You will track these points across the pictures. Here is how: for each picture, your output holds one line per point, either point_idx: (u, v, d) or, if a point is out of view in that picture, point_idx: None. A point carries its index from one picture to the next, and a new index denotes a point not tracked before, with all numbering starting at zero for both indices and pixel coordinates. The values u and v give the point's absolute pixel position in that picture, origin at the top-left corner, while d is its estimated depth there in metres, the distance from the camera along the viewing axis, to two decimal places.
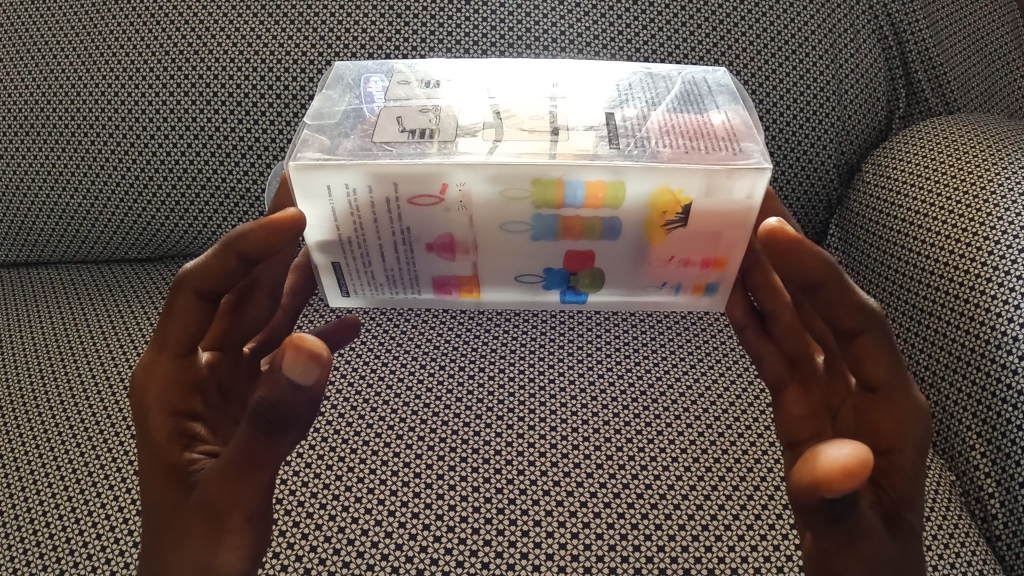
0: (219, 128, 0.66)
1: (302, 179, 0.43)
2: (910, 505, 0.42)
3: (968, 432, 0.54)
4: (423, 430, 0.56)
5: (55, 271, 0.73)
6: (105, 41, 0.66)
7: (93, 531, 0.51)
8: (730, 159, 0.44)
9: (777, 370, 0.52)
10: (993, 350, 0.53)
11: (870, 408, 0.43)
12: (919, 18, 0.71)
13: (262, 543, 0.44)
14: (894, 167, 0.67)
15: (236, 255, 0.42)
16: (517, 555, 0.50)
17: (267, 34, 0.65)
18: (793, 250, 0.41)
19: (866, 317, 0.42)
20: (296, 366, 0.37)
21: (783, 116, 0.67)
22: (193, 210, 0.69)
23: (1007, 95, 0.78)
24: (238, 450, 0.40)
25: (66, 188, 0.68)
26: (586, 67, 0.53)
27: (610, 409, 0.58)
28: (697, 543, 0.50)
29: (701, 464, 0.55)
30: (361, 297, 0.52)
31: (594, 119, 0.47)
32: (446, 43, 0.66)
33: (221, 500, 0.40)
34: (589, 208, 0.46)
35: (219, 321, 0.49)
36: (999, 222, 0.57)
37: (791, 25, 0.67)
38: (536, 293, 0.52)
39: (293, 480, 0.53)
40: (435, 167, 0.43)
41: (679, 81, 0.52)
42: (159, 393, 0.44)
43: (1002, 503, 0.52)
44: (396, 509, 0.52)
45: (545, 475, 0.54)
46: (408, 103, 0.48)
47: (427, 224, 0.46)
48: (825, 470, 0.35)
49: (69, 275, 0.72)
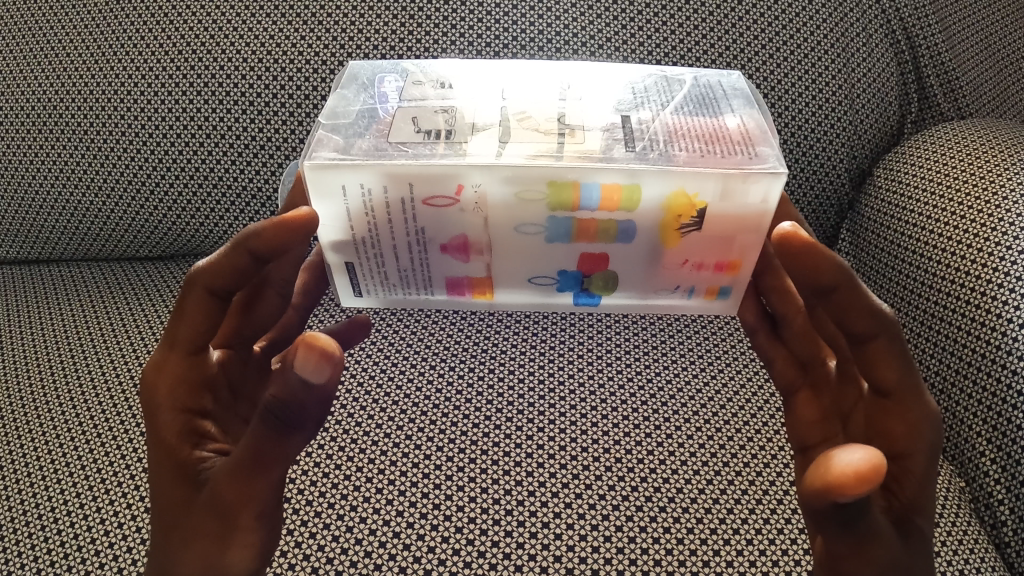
0: (231, 126, 0.66)
1: (318, 178, 0.43)
2: (920, 510, 0.42)
3: (978, 438, 0.54)
4: (432, 430, 0.56)
5: (62, 268, 0.73)
6: (118, 39, 0.66)
7: (100, 528, 0.51)
8: (745, 163, 0.44)
9: (788, 374, 0.52)
10: (1003, 356, 0.53)
11: (882, 413, 0.43)
12: (933, 22, 0.71)
13: (272, 541, 0.44)
14: (904, 173, 0.67)
15: (249, 253, 0.42)
16: (527, 556, 0.50)
17: (280, 32, 0.65)
18: (808, 256, 0.41)
19: (880, 321, 0.42)
20: (308, 363, 0.37)
21: (795, 121, 0.67)
22: (203, 208, 0.69)
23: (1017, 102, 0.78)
24: (250, 447, 0.39)
25: (76, 185, 0.68)
26: (601, 69, 0.52)
27: (620, 411, 0.58)
28: (707, 547, 0.50)
29: (711, 468, 0.55)
30: (374, 297, 0.52)
31: (608, 121, 0.47)
32: (460, 43, 0.66)
33: (232, 498, 0.40)
34: (604, 211, 0.46)
35: (230, 320, 0.49)
36: (1009, 228, 0.57)
37: (804, 31, 0.67)
38: (549, 295, 0.52)
39: (302, 480, 0.53)
40: (450, 168, 0.43)
41: (693, 84, 0.52)
42: (170, 391, 0.44)
43: (1011, 510, 0.52)
44: (405, 509, 0.52)
45: (554, 476, 0.54)
46: (423, 103, 0.48)
47: (441, 224, 0.46)
48: (838, 474, 0.35)
49: (75, 272, 0.72)
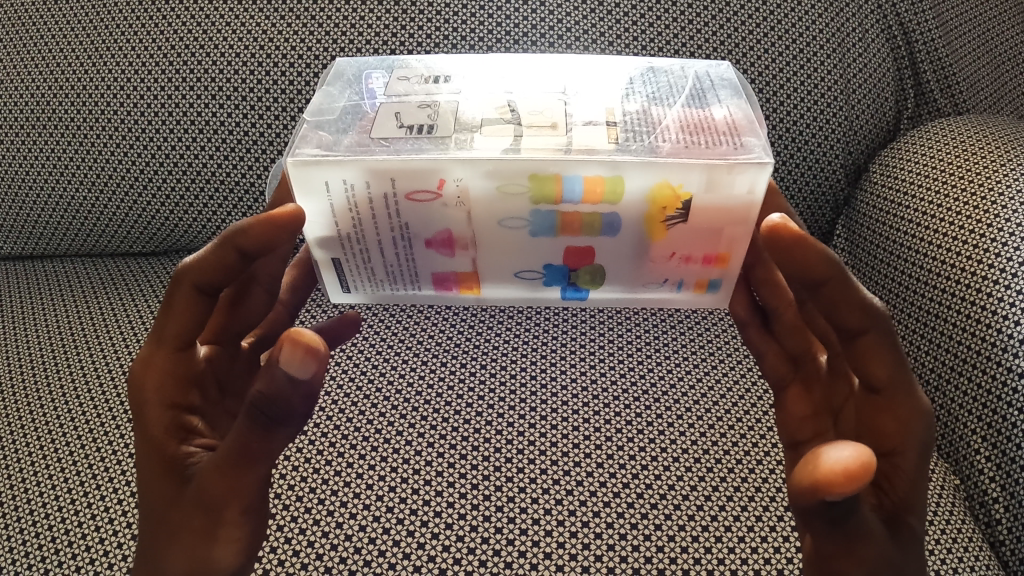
0: (226, 126, 0.66)
1: (301, 175, 0.43)
2: (911, 509, 0.41)
3: (972, 436, 0.53)
4: (423, 427, 0.56)
5: (58, 263, 0.74)
6: (114, 41, 0.66)
7: (91, 523, 0.51)
8: (731, 154, 0.43)
9: (779, 369, 0.51)
10: (998, 353, 0.52)
11: (873, 409, 0.42)
12: (930, 17, 0.70)
13: (259, 536, 0.44)
14: (901, 168, 0.66)
15: (234, 250, 0.42)
16: (516, 554, 0.49)
17: (274, 29, 0.65)
18: (796, 248, 0.40)
19: (869, 315, 0.41)
20: (292, 360, 0.37)
21: (792, 113, 0.66)
22: (197, 205, 0.69)
23: (1015, 99, 0.77)
24: (235, 443, 0.40)
25: (75, 185, 0.70)
26: (588, 63, 0.52)
27: (612, 408, 0.58)
28: (696, 545, 0.50)
29: (702, 464, 0.54)
30: (362, 293, 0.52)
31: (593, 112, 0.46)
32: (451, 39, 0.66)
33: (217, 494, 0.40)
34: (588, 204, 0.45)
35: (218, 316, 0.49)
36: (1006, 224, 0.56)
37: (800, 23, 0.66)
38: (537, 290, 0.52)
39: (292, 476, 0.53)
40: (432, 163, 0.43)
41: (680, 76, 0.51)
42: (157, 387, 0.44)
43: (1006, 508, 0.50)
44: (394, 506, 0.52)
45: (544, 474, 0.53)
46: (407, 98, 0.48)
47: (425, 219, 0.46)
48: (827, 471, 0.34)
49: (69, 268, 0.74)
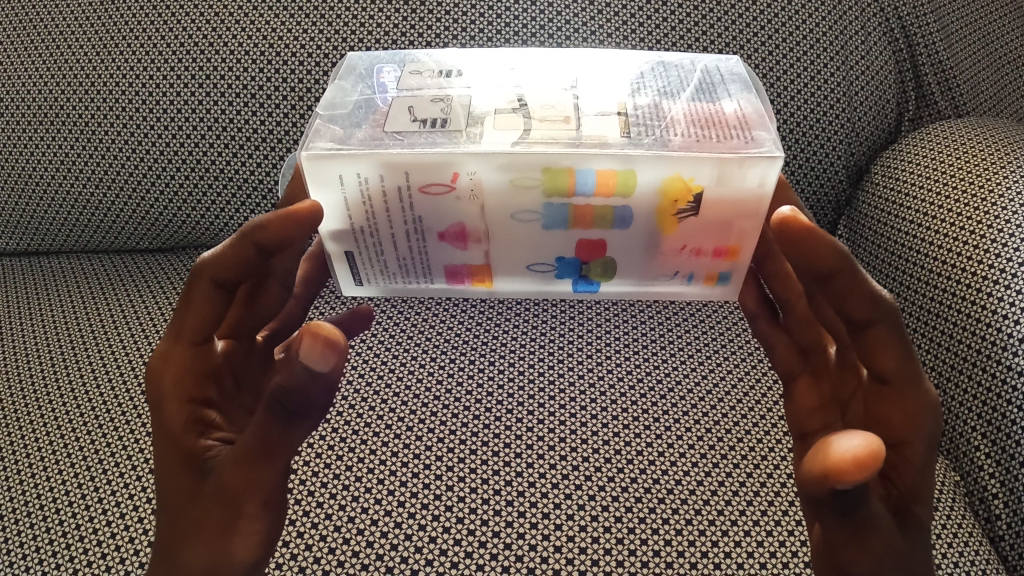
0: (234, 123, 0.67)
1: (315, 168, 0.44)
2: (918, 500, 0.42)
3: (972, 432, 0.54)
4: (431, 423, 0.57)
5: (63, 259, 0.75)
6: (123, 38, 0.66)
7: (102, 519, 0.52)
8: (742, 148, 0.43)
9: (788, 361, 0.52)
10: (998, 351, 0.53)
11: (880, 401, 0.43)
12: (931, 20, 0.70)
13: (275, 530, 0.44)
14: (903, 167, 0.66)
15: (251, 245, 0.43)
16: (527, 547, 0.50)
17: (282, 26, 0.66)
18: (806, 241, 0.40)
19: (878, 307, 0.41)
20: (313, 353, 0.37)
21: (798, 110, 0.67)
22: (204, 202, 0.70)
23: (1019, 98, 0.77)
24: (255, 436, 0.40)
25: (82, 181, 0.70)
26: (600, 57, 0.52)
27: (619, 403, 0.58)
28: (705, 539, 0.50)
29: (710, 460, 0.54)
30: (373, 286, 0.53)
31: (606, 105, 0.47)
32: (461, 38, 0.66)
33: (236, 486, 0.41)
34: (600, 197, 0.46)
35: (234, 311, 0.50)
36: (1006, 224, 0.56)
37: (807, 19, 0.66)
38: (548, 282, 0.52)
39: (303, 471, 0.54)
40: (446, 156, 0.43)
41: (692, 70, 0.51)
42: (175, 381, 0.44)
43: (1006, 504, 0.51)
44: (404, 501, 0.52)
45: (553, 469, 0.54)
46: (420, 92, 0.48)
47: (438, 213, 0.47)
48: (837, 460, 0.35)
49: (75, 264, 0.74)
